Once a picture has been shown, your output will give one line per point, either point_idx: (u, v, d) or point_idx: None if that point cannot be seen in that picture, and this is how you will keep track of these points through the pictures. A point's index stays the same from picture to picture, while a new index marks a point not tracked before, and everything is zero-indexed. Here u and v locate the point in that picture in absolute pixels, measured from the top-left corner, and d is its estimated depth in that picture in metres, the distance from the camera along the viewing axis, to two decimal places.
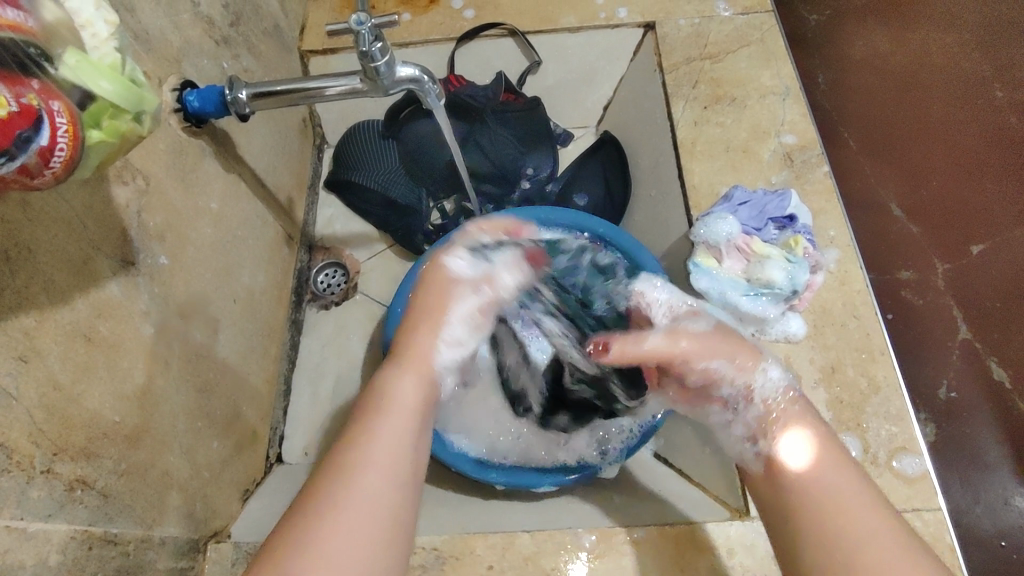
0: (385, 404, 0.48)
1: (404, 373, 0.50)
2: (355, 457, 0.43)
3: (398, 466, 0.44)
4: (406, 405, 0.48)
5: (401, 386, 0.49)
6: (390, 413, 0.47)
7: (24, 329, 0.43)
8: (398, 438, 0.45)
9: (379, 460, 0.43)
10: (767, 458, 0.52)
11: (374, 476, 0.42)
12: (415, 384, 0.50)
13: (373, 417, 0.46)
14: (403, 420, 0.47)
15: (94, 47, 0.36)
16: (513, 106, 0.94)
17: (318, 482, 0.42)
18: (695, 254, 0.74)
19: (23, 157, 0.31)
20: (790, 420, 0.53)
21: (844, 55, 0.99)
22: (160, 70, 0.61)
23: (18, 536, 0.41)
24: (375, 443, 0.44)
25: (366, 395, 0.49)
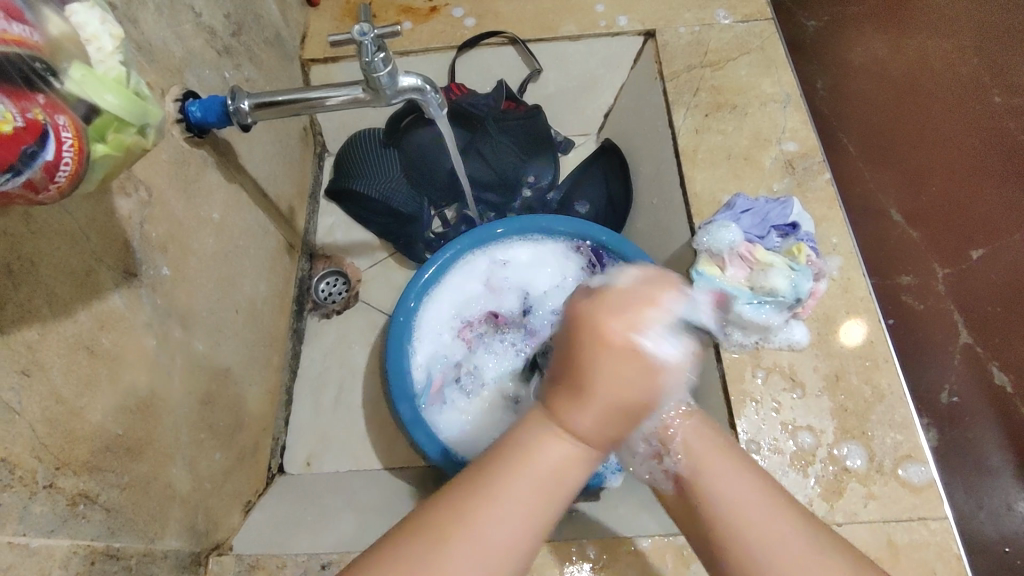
0: (523, 466, 0.40)
1: (559, 438, 0.40)
2: (477, 525, 0.38)
3: (515, 550, 0.39)
4: (558, 480, 0.40)
5: (549, 452, 0.40)
6: (519, 486, 0.39)
7: (27, 343, 0.43)
8: (515, 517, 0.39)
9: (503, 539, 0.38)
10: (676, 477, 0.48)
11: (491, 557, 0.38)
12: (570, 457, 0.40)
13: (511, 466, 0.40)
14: (534, 500, 0.39)
15: (99, 60, 0.36)
16: (513, 114, 0.93)
17: (429, 532, 0.38)
18: (698, 263, 0.73)
19: (30, 172, 0.31)
20: (690, 436, 0.48)
21: (844, 61, 1.00)
22: (163, 81, 0.61)
23: (21, 552, 0.41)
24: (503, 515, 0.39)
25: (504, 448, 0.41)
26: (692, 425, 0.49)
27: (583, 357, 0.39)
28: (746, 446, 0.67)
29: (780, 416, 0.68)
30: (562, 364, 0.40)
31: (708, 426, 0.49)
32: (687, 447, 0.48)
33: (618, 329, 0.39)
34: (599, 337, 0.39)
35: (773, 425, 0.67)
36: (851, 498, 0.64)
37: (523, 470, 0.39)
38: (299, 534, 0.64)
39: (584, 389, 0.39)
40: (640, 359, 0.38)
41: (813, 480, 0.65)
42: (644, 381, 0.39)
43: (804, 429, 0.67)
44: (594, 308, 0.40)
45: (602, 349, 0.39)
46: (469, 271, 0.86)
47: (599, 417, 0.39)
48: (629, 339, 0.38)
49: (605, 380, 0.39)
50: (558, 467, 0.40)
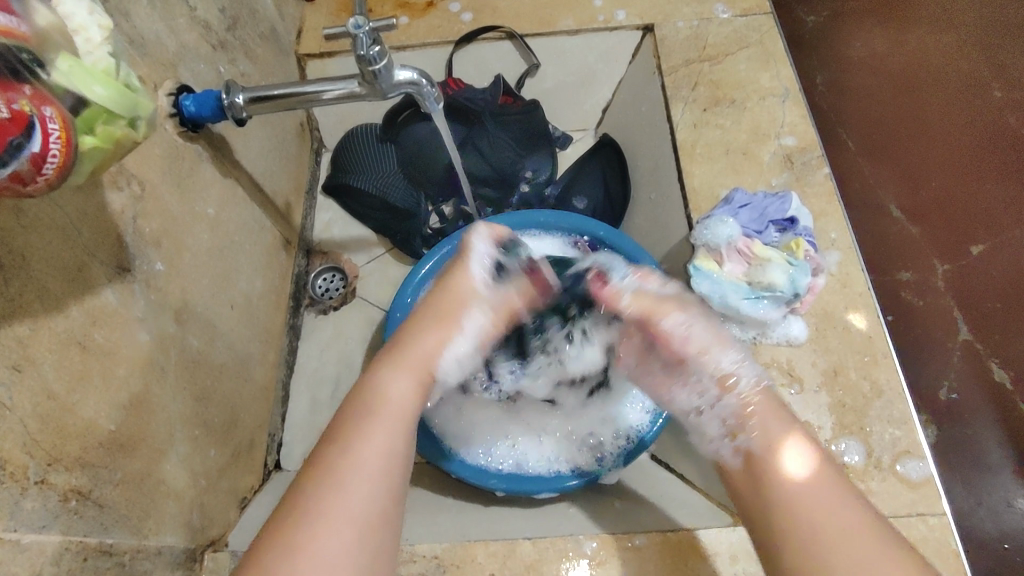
0: (377, 404, 0.48)
1: (402, 371, 0.51)
2: (341, 462, 0.44)
3: (388, 471, 0.45)
4: (403, 409, 0.49)
5: (391, 385, 0.50)
6: (379, 422, 0.47)
7: (18, 338, 0.42)
8: (381, 448, 0.45)
9: (370, 462, 0.44)
10: (744, 453, 0.51)
11: (366, 481, 0.43)
12: (410, 383, 0.51)
13: (366, 414, 0.47)
14: (392, 430, 0.47)
15: (87, 52, 0.35)
16: (512, 109, 0.93)
17: (313, 474, 0.44)
18: (695, 258, 0.73)
19: (16, 164, 0.30)
20: (764, 413, 0.53)
21: (842, 56, 1.00)
22: (156, 75, 0.60)
23: (12, 548, 0.40)
24: (367, 445, 0.45)
25: (356, 397, 0.49)
26: (765, 400, 0.54)
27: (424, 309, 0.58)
28: None
29: None
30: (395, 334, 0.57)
31: (781, 404, 0.54)
32: (765, 427, 0.52)
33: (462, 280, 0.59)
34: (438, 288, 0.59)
35: None
36: None
37: (378, 406, 0.48)
38: None
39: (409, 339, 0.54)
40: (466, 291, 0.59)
41: None
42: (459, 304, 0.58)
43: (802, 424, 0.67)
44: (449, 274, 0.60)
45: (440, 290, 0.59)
46: None
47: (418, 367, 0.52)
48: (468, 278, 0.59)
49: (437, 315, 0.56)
50: (427, 356, 0.53)
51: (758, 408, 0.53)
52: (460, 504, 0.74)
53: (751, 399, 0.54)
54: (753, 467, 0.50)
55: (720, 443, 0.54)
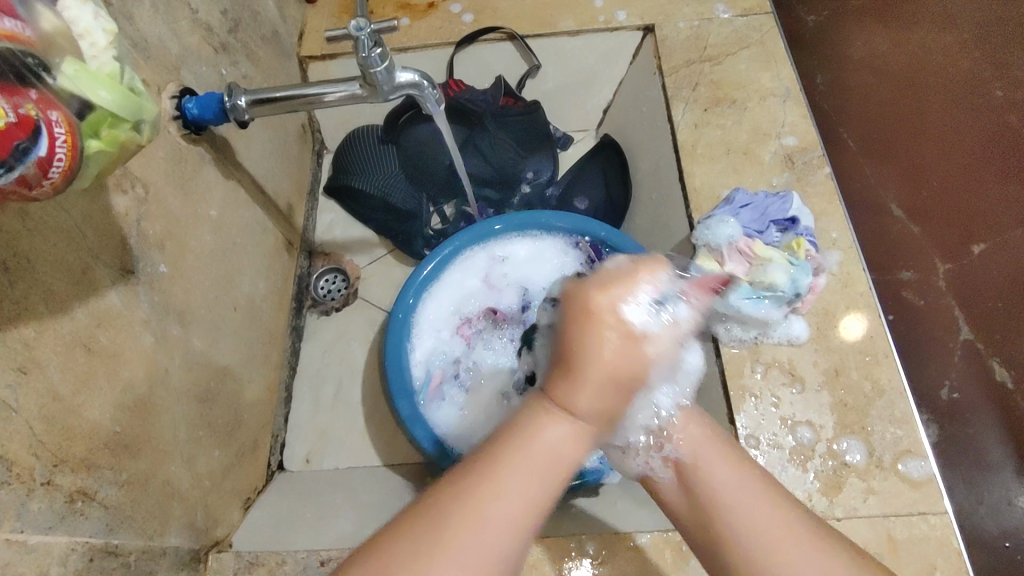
0: (525, 445, 0.43)
1: (558, 413, 0.43)
2: (476, 503, 0.41)
3: (520, 527, 0.41)
4: (552, 464, 0.42)
5: (548, 428, 0.43)
6: (528, 468, 0.42)
7: (23, 340, 0.43)
8: (519, 496, 0.42)
9: (500, 514, 0.41)
10: (675, 464, 0.50)
11: (490, 535, 0.40)
12: (570, 436, 0.43)
13: (513, 453, 0.43)
14: (541, 478, 0.42)
15: (92, 56, 0.36)
16: (513, 109, 0.93)
17: (421, 518, 0.41)
18: (696, 257, 0.73)
19: (22, 168, 0.31)
20: (689, 430, 0.51)
21: (844, 56, 1.01)
22: (159, 78, 0.60)
23: (19, 549, 0.41)
24: (505, 497, 0.41)
25: (510, 435, 0.43)
26: (691, 420, 0.51)
27: (578, 337, 0.43)
28: (745, 441, 0.67)
29: (779, 411, 0.68)
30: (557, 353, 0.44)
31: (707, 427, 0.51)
32: (687, 434, 0.50)
33: (607, 303, 0.43)
34: (589, 309, 0.43)
35: (772, 420, 0.67)
36: (851, 493, 0.64)
37: (524, 448, 0.43)
38: (300, 532, 0.64)
39: (574, 368, 0.42)
40: (630, 337, 0.42)
41: (813, 475, 0.65)
42: (637, 355, 0.43)
43: (804, 423, 0.67)
44: (586, 287, 0.44)
45: (589, 316, 0.42)
46: (468, 267, 0.85)
47: (595, 391, 0.42)
48: (611, 304, 0.43)
49: (599, 356, 0.42)
50: (592, 412, 0.43)
51: (686, 437, 0.50)
52: None
53: (677, 425, 0.51)
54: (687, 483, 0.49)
55: (645, 463, 0.51)
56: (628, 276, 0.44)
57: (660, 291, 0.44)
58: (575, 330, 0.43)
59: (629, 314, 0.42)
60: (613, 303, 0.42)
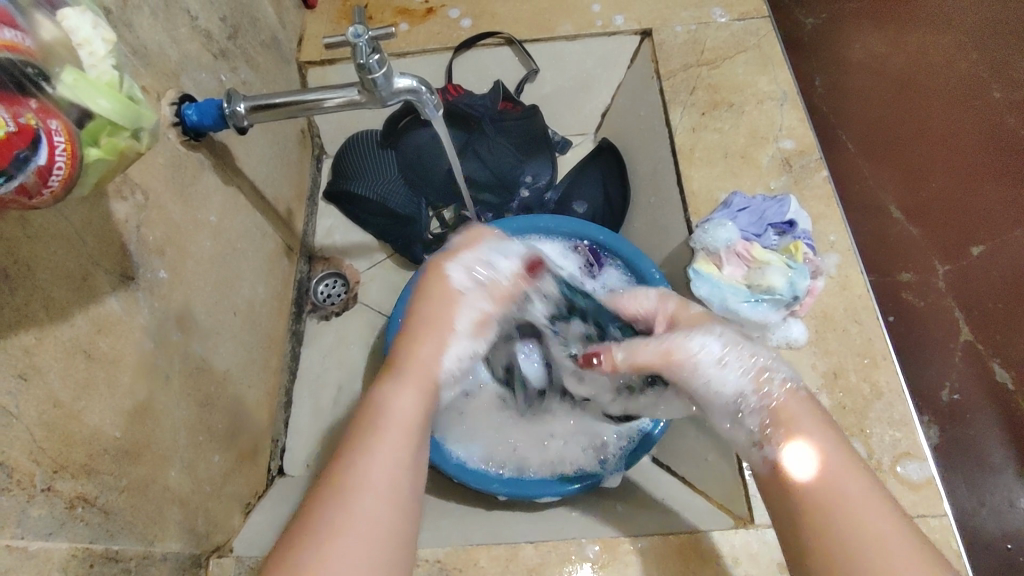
0: (379, 418, 0.46)
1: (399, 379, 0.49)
2: (345, 469, 0.43)
3: (394, 481, 0.43)
4: (407, 423, 0.47)
5: (394, 395, 0.48)
6: (384, 430, 0.45)
7: (23, 346, 0.43)
8: (389, 453, 0.44)
9: (373, 473, 0.43)
10: (773, 460, 0.48)
11: (367, 493, 0.42)
12: (416, 398, 0.48)
13: (374, 421, 0.46)
14: (397, 437, 0.45)
15: (91, 65, 0.36)
16: (511, 114, 0.93)
17: (313, 503, 0.42)
18: (695, 261, 0.74)
19: (22, 176, 0.31)
20: (792, 411, 0.49)
21: (842, 57, 0.99)
22: (159, 85, 0.61)
23: (19, 555, 0.41)
24: (375, 463, 0.43)
25: (359, 408, 0.48)
26: (797, 400, 0.50)
27: (427, 309, 0.54)
28: None
29: None
30: (405, 332, 0.54)
31: (818, 406, 0.50)
32: (790, 426, 0.48)
33: (448, 276, 0.56)
34: (447, 292, 0.55)
35: None
36: None
37: (378, 418, 0.46)
38: None
39: (416, 336, 0.53)
40: (462, 301, 0.55)
41: None
42: (445, 303, 0.54)
43: None
44: (434, 268, 0.57)
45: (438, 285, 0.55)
46: None
47: (430, 367, 0.51)
48: (452, 277, 0.56)
49: (432, 330, 0.53)
50: (432, 366, 0.51)
51: (788, 407, 0.49)
52: (463, 508, 0.74)
53: (777, 408, 0.49)
54: (779, 475, 0.47)
55: (748, 446, 0.50)
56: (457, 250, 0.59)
57: (482, 258, 0.58)
58: (417, 303, 0.55)
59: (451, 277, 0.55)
60: (444, 268, 0.56)
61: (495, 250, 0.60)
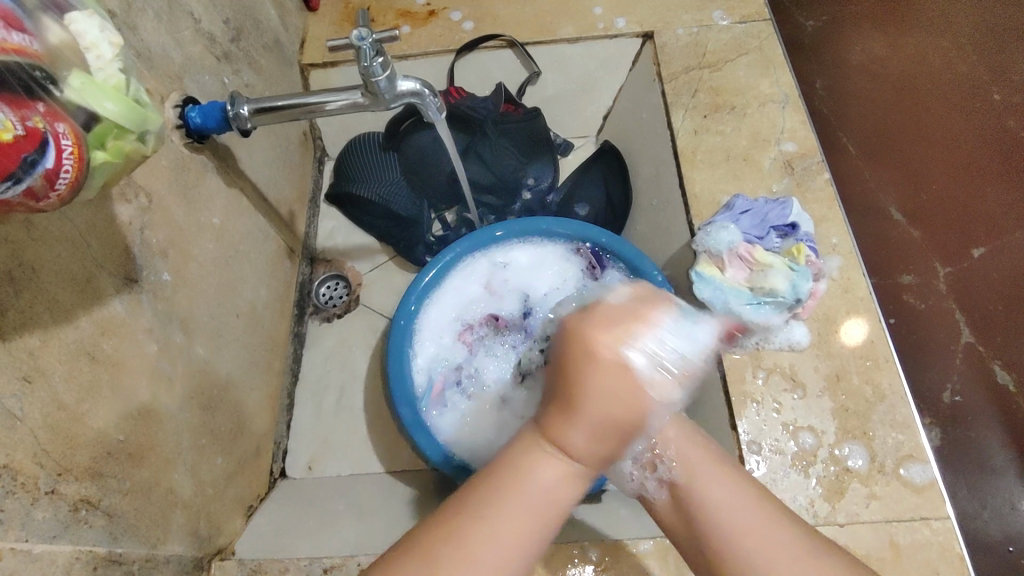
0: (521, 486, 0.43)
1: (550, 452, 0.44)
2: (467, 546, 0.41)
3: (511, 566, 0.42)
4: (549, 501, 0.43)
5: (541, 470, 0.43)
6: (512, 512, 0.42)
7: (28, 349, 0.43)
8: (509, 539, 0.42)
9: (495, 561, 0.41)
10: (669, 485, 0.51)
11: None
12: (561, 478, 0.44)
13: (502, 492, 0.43)
14: (528, 517, 0.43)
15: (98, 68, 0.36)
16: (512, 117, 0.93)
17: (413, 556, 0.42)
18: (697, 263, 0.74)
19: (30, 180, 0.31)
20: (678, 443, 0.52)
21: (842, 60, 1.00)
22: (162, 87, 0.61)
23: (23, 558, 0.41)
24: (500, 535, 0.42)
25: (502, 465, 0.44)
26: (681, 433, 0.52)
27: (577, 371, 0.42)
28: (747, 446, 0.66)
29: (781, 417, 0.68)
30: (552, 390, 0.44)
31: (701, 439, 0.52)
32: (681, 455, 0.51)
33: (608, 345, 0.42)
34: (589, 347, 0.42)
35: (774, 426, 0.67)
36: (853, 499, 0.64)
37: (514, 493, 0.43)
38: (302, 540, 0.64)
39: (574, 405, 0.42)
40: (623, 379, 0.41)
41: (815, 480, 0.65)
42: (626, 397, 0.42)
43: (806, 429, 0.67)
44: (584, 325, 0.43)
45: (591, 359, 0.42)
46: (469, 274, 0.86)
47: (590, 433, 0.42)
48: (617, 352, 0.42)
49: (594, 398, 0.42)
50: (579, 443, 0.43)
51: (669, 439, 0.52)
52: None
53: (658, 432, 0.52)
54: (677, 497, 0.51)
55: (640, 479, 0.53)
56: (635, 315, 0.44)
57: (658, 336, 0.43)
58: (571, 366, 0.42)
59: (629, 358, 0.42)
60: (617, 346, 0.42)
61: (677, 327, 0.45)
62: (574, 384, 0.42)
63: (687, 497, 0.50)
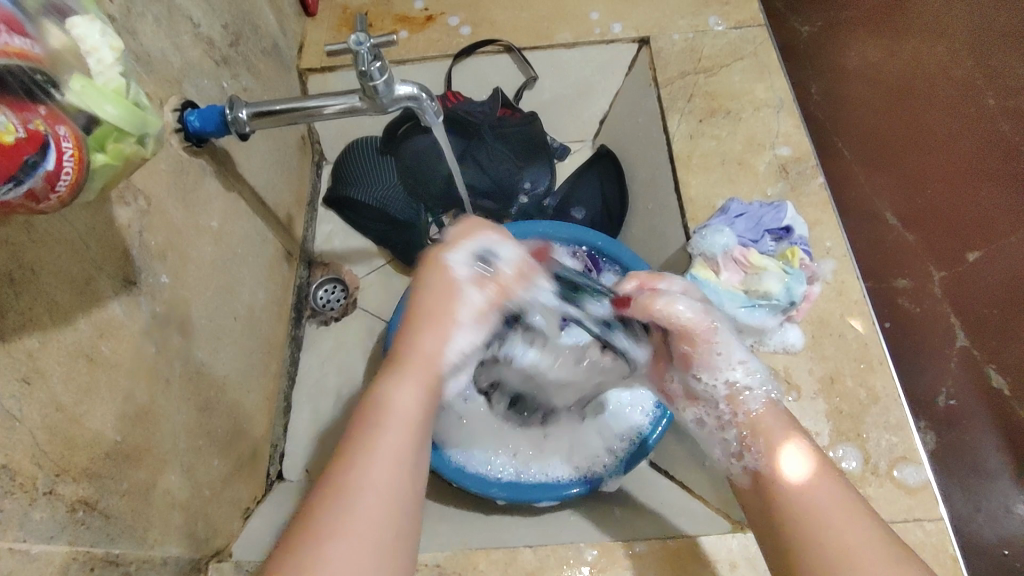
0: (381, 415, 0.45)
1: (405, 383, 0.47)
2: (348, 480, 0.41)
3: (396, 483, 0.42)
4: (410, 417, 0.46)
5: (398, 395, 0.46)
6: (384, 432, 0.44)
7: (27, 351, 0.43)
8: (390, 454, 0.43)
9: (376, 476, 0.42)
10: (753, 472, 0.52)
11: (370, 498, 0.41)
12: (417, 392, 0.47)
13: (373, 423, 0.45)
14: (399, 433, 0.44)
15: (99, 72, 0.36)
16: (510, 121, 0.95)
17: (312, 507, 0.41)
18: (693, 266, 0.74)
19: (31, 181, 0.31)
20: (763, 425, 0.54)
21: (839, 65, 1.02)
22: (162, 91, 0.61)
23: (21, 558, 0.41)
24: (374, 457, 0.42)
25: (364, 404, 0.47)
26: (772, 415, 0.55)
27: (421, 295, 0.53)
28: None
29: None
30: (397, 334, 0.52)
31: (790, 418, 0.55)
32: (766, 442, 0.52)
33: (450, 266, 0.54)
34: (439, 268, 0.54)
35: None
36: None
37: (381, 418, 0.45)
38: None
39: (415, 327, 0.51)
40: (455, 284, 0.53)
41: None
42: (455, 294, 0.52)
43: (800, 431, 0.68)
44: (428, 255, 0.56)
45: (431, 274, 0.53)
46: None
47: (435, 336, 0.51)
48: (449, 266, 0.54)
49: (434, 302, 0.52)
50: (431, 360, 0.49)
51: (765, 429, 0.54)
52: (462, 511, 0.74)
53: (753, 424, 0.55)
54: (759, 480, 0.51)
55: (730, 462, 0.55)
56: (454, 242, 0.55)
57: (482, 250, 0.55)
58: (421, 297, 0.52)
59: (453, 263, 0.54)
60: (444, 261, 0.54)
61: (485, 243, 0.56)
62: (423, 308, 0.52)
63: (768, 482, 0.50)
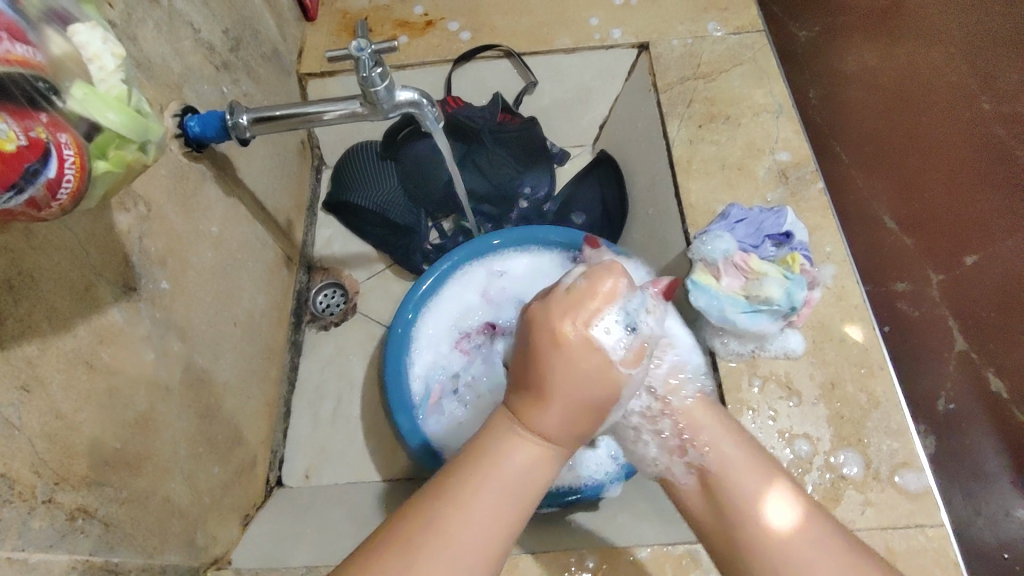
0: (491, 473, 0.42)
1: (524, 441, 0.44)
2: (448, 527, 0.40)
3: (496, 541, 0.41)
4: (525, 484, 0.43)
5: (513, 453, 0.43)
6: (491, 490, 0.42)
7: (26, 358, 0.43)
8: (494, 511, 0.42)
9: (476, 536, 0.40)
10: (699, 473, 0.53)
11: (464, 552, 0.40)
12: (534, 460, 0.43)
13: (480, 480, 0.42)
14: (507, 496, 0.42)
15: (100, 80, 0.36)
16: (510, 126, 0.93)
17: (403, 535, 0.40)
18: (693, 272, 0.73)
19: (33, 189, 0.31)
20: (711, 429, 0.55)
21: (836, 71, 1.03)
22: (162, 96, 0.61)
23: (20, 567, 0.41)
24: (478, 513, 0.41)
25: (470, 457, 0.44)
26: (705, 410, 0.57)
27: (544, 360, 0.43)
28: None
29: (777, 424, 0.68)
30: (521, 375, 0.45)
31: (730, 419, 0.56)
32: (714, 442, 0.54)
33: (569, 328, 0.43)
34: (557, 337, 0.43)
35: (769, 433, 0.68)
36: (848, 506, 0.64)
37: (489, 475, 0.42)
38: (298, 548, 0.63)
39: (546, 395, 0.43)
40: (590, 349, 0.43)
41: (810, 488, 0.65)
42: (599, 374, 0.44)
43: (801, 436, 0.67)
44: (545, 311, 0.45)
45: (556, 345, 0.43)
46: (466, 282, 0.86)
47: (564, 413, 0.44)
48: (583, 333, 0.43)
49: (571, 378, 0.43)
50: (555, 430, 0.44)
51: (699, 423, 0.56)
52: None
53: (689, 418, 0.56)
54: (709, 488, 0.52)
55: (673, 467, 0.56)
56: (583, 301, 0.44)
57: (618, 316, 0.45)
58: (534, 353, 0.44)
59: (596, 335, 0.44)
60: (569, 328, 0.43)
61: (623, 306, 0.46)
62: (543, 371, 0.43)
63: (719, 494, 0.51)
